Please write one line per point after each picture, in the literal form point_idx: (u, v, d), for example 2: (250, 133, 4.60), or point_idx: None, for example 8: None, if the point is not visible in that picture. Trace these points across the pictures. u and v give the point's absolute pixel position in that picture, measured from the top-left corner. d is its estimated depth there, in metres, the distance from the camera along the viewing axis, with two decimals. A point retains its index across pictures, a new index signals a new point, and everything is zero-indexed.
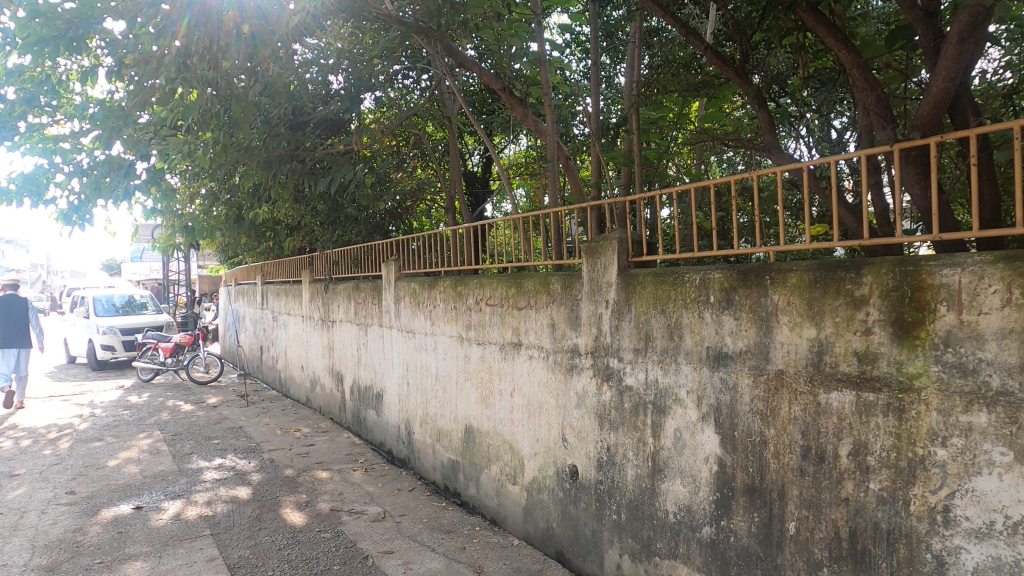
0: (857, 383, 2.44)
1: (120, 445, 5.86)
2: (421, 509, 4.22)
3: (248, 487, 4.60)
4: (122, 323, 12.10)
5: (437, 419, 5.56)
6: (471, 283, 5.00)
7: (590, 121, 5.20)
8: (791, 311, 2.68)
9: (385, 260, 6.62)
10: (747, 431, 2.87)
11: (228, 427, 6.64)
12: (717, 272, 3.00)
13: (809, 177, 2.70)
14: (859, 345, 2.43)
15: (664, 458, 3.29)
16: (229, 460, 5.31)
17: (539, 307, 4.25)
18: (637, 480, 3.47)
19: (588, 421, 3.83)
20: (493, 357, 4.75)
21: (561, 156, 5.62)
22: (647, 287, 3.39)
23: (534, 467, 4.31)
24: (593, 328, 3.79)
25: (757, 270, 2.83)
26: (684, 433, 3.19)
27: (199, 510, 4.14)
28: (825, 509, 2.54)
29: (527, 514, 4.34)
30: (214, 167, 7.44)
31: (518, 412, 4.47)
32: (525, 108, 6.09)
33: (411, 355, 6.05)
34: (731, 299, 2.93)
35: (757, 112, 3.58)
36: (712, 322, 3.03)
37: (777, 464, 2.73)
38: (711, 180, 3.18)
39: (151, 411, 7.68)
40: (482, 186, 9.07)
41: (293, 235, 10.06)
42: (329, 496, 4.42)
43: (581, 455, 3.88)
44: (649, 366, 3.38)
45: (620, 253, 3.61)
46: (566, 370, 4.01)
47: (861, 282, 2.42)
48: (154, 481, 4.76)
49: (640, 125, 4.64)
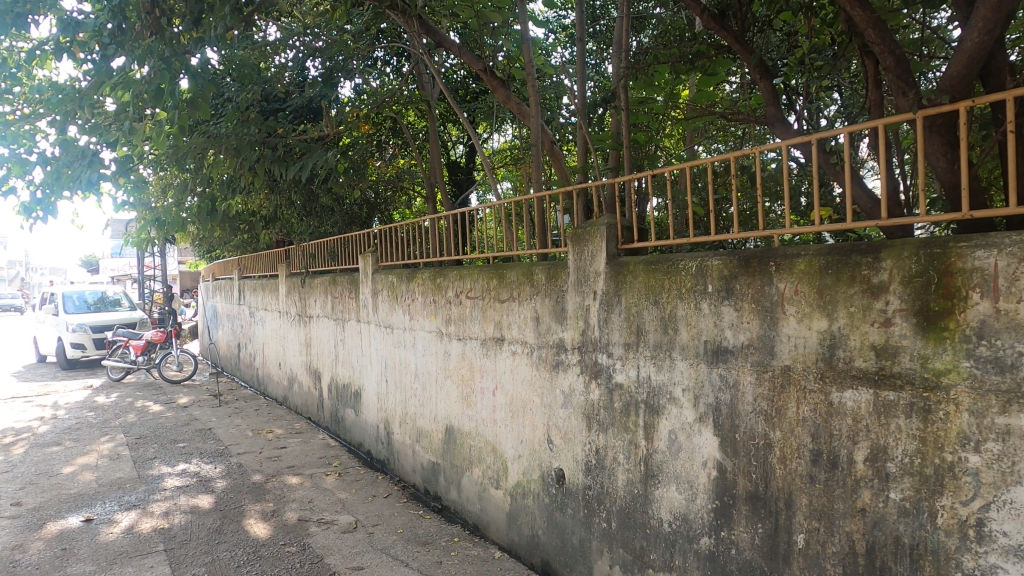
0: (875, 380, 2.18)
1: (78, 450, 5.50)
2: (396, 518, 3.93)
3: (211, 495, 4.28)
4: (92, 320, 11.68)
5: (416, 419, 5.26)
6: (450, 274, 4.69)
7: (575, 104, 4.89)
8: (798, 300, 2.41)
9: (363, 252, 6.28)
10: (749, 433, 2.60)
11: (197, 429, 6.29)
12: (715, 259, 2.72)
13: (817, 151, 2.43)
14: (877, 338, 2.17)
15: (658, 462, 3.02)
16: (194, 466, 4.98)
17: (522, 300, 3.96)
18: (628, 486, 3.20)
19: (575, 422, 3.55)
20: (475, 353, 4.45)
21: (547, 140, 5.32)
22: (639, 276, 3.11)
23: (518, 470, 4.02)
24: (580, 321, 3.50)
25: (760, 255, 2.55)
26: (679, 435, 2.92)
27: (154, 522, 3.82)
28: (839, 521, 2.29)
29: (511, 521, 4.06)
30: (181, 156, 7.05)
31: (500, 411, 4.19)
32: (508, 90, 5.76)
33: (390, 352, 5.73)
34: (731, 289, 2.66)
35: (757, 83, 3.33)
36: (710, 313, 2.76)
37: (784, 470, 2.47)
38: (710, 158, 2.88)
39: (117, 412, 7.31)
40: (466, 175, 8.82)
41: (269, 228, 9.68)
42: (298, 504, 4.11)
43: (568, 458, 3.60)
44: (641, 362, 3.11)
45: (609, 240, 3.33)
46: (551, 367, 3.73)
47: (880, 267, 2.16)
48: (109, 489, 4.42)
49: (629, 104, 4.33)
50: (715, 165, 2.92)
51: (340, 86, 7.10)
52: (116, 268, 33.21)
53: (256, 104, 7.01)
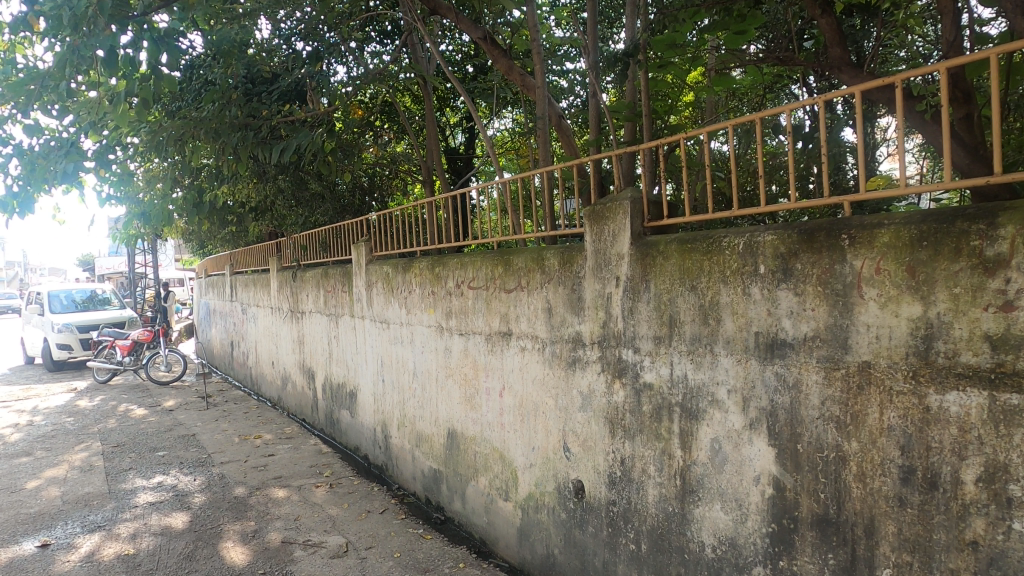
0: (990, 380, 1.72)
1: (48, 461, 5.05)
2: (393, 539, 3.48)
3: (186, 513, 3.83)
4: (78, 320, 11.25)
5: (416, 422, 4.81)
6: (450, 263, 4.22)
7: (588, 71, 4.36)
8: (881, 281, 1.95)
9: (356, 241, 5.80)
10: (815, 443, 2.14)
11: (180, 435, 5.84)
12: (768, 233, 2.26)
13: (901, 96, 1.97)
14: (993, 326, 1.71)
15: (697, 476, 2.57)
16: (171, 478, 4.53)
17: (531, 289, 3.49)
18: (661, 503, 2.73)
19: (595, 427, 3.09)
20: (478, 350, 3.99)
21: (553, 114, 4.86)
22: (672, 258, 2.64)
23: (529, 480, 3.57)
24: (600, 312, 3.04)
25: (828, 227, 2.09)
26: (724, 444, 2.46)
27: (118, 547, 3.37)
28: (939, 555, 1.84)
29: (522, 537, 3.62)
30: (160, 144, 6.58)
31: (508, 414, 3.73)
32: (510, 60, 5.24)
33: (386, 349, 5.27)
34: (790, 268, 2.20)
35: (818, 20, 2.99)
36: (763, 299, 2.29)
37: (864, 490, 2.01)
38: (758, 115, 2.41)
39: (97, 418, 6.86)
40: (464, 163, 8.37)
41: (259, 220, 9.18)
42: (283, 522, 3.66)
43: (588, 469, 3.14)
44: (675, 359, 2.64)
45: (633, 217, 2.87)
46: (566, 365, 3.27)
47: (996, 236, 1.70)
48: (74, 507, 3.96)
49: (650, 66, 3.79)
50: (759, 123, 2.48)
51: (331, 68, 6.62)
52: (111, 267, 32.69)
53: (239, 84, 6.55)
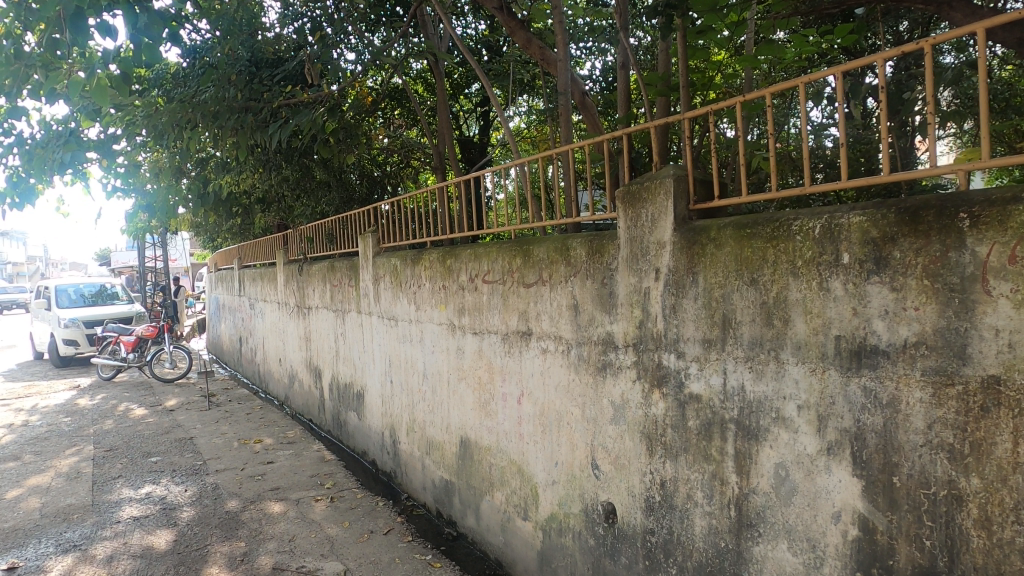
0: None
1: (36, 466, 4.72)
2: (398, 566, 3.08)
3: (171, 531, 3.46)
4: (85, 315, 11.01)
5: (426, 427, 4.41)
6: (463, 254, 3.80)
7: (616, 41, 3.90)
8: (1018, 273, 1.50)
9: (363, 231, 5.40)
10: (918, 477, 1.70)
11: (176, 439, 5.50)
12: (855, 216, 1.81)
13: None
14: None
15: (755, 507, 2.14)
16: (161, 488, 4.17)
17: (554, 283, 3.06)
18: (711, 537, 2.30)
19: (630, 443, 2.66)
20: (494, 351, 3.58)
21: (576, 90, 4.41)
22: (725, 246, 2.20)
23: (551, 498, 3.16)
24: (636, 310, 2.60)
25: (939, 205, 1.65)
26: (792, 470, 2.02)
27: (90, 572, 3.00)
28: None
29: (544, 562, 3.21)
30: (159, 132, 6.27)
31: (528, 423, 3.32)
32: (530, 33, 4.79)
33: (394, 347, 4.88)
34: (886, 258, 1.75)
35: None
36: (847, 296, 1.85)
37: (989, 540, 1.57)
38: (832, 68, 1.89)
39: (95, 418, 6.56)
40: (480, 153, 8.01)
41: (265, 212, 8.84)
42: (276, 544, 3.29)
43: (620, 491, 2.72)
44: (730, 367, 2.21)
45: (677, 198, 2.42)
46: (595, 370, 2.84)
47: None
48: (51, 522, 3.62)
49: (688, 33, 3.32)
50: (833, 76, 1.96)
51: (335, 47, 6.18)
52: (127, 262, 32.86)
53: (237, 64, 6.19)
